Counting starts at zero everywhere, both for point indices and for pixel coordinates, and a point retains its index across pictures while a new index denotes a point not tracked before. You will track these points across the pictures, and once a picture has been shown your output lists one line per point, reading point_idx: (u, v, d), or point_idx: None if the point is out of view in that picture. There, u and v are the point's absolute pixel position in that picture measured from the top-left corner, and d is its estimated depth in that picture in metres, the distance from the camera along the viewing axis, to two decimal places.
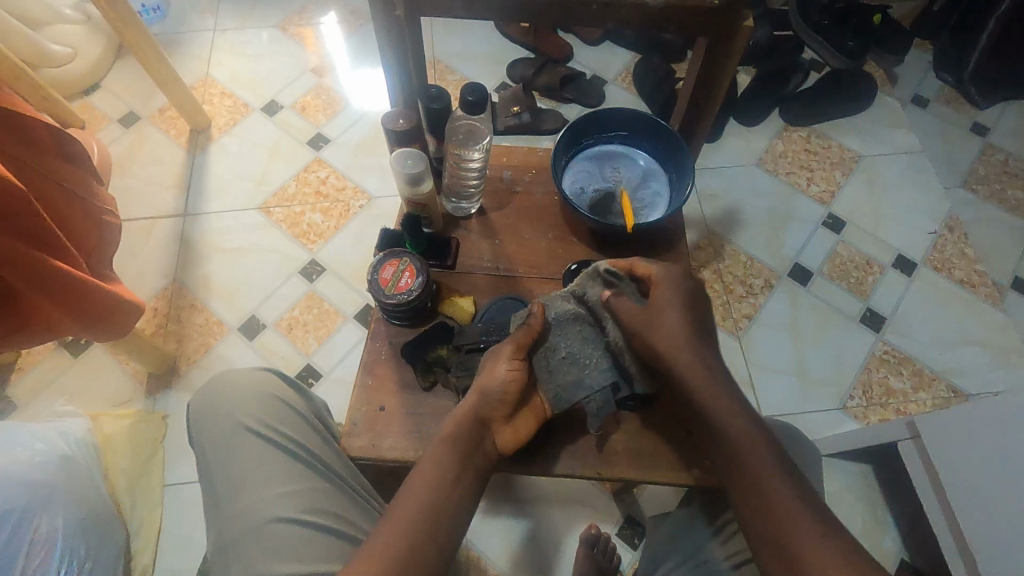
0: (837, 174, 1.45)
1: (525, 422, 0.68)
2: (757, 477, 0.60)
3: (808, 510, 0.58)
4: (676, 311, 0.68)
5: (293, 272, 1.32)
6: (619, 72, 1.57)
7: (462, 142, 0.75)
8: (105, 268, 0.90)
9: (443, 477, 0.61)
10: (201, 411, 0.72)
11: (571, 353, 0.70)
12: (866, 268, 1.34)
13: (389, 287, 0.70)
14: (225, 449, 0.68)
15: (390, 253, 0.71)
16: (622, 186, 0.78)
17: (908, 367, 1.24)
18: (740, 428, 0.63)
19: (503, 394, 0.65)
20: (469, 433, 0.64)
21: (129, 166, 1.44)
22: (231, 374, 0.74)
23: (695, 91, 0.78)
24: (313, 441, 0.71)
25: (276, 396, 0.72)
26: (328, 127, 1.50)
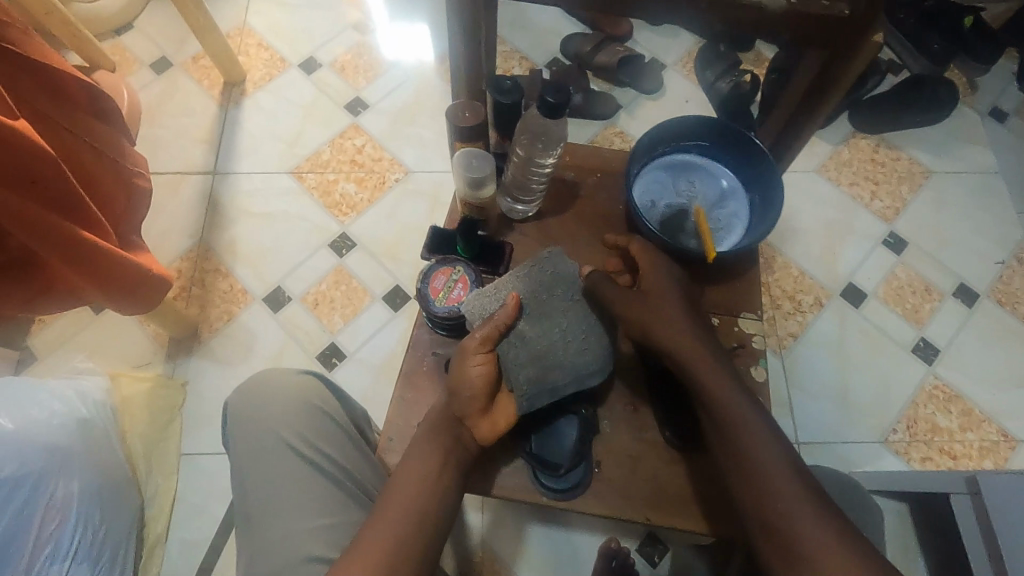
0: (903, 190, 1.36)
1: (505, 411, 0.63)
2: (747, 457, 0.57)
3: (801, 491, 0.55)
4: (668, 288, 0.65)
5: (322, 244, 1.27)
6: (680, 57, 1.46)
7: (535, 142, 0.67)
8: (134, 234, 0.85)
9: (425, 478, 0.59)
10: (238, 418, 0.70)
11: (522, 332, 0.64)
12: (924, 294, 1.26)
13: (440, 297, 0.67)
14: (262, 467, 0.66)
15: (443, 261, 0.68)
16: (697, 203, 0.71)
17: (957, 406, 1.17)
18: (742, 420, 0.59)
19: (473, 389, 0.61)
20: (447, 428, 0.62)
21: (160, 115, 1.38)
22: (276, 377, 0.72)
23: (797, 110, 0.66)
24: (353, 463, 0.70)
25: (320, 410, 0.71)
26: (367, 91, 1.42)
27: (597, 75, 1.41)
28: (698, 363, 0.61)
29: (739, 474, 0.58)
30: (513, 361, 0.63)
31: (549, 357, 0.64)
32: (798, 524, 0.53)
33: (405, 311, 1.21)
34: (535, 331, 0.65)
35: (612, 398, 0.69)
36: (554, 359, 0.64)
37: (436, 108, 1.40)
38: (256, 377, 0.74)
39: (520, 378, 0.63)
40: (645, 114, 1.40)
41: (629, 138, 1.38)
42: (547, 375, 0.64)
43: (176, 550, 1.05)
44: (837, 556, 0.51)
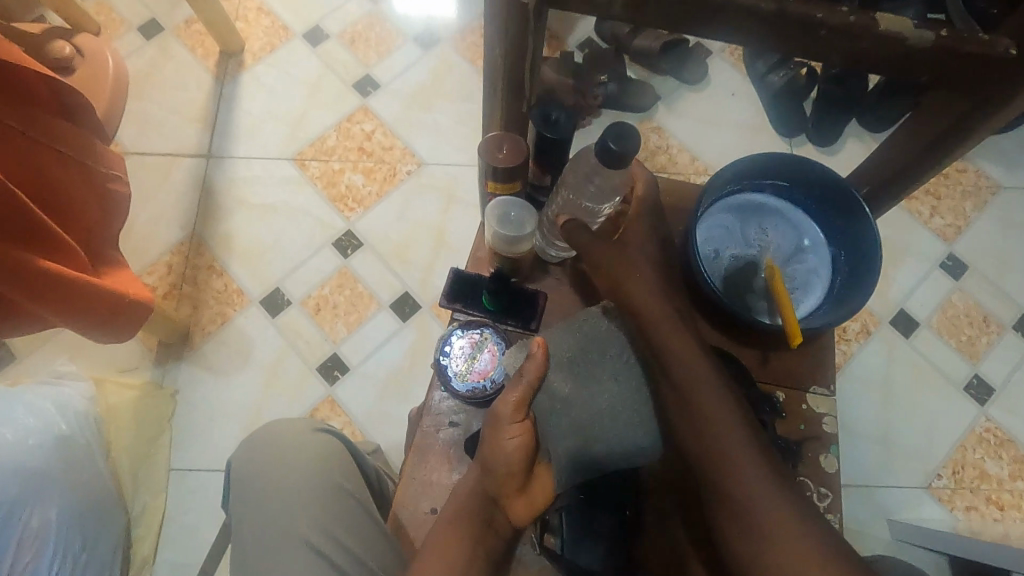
0: (967, 206, 1.23)
1: (543, 488, 0.52)
2: (710, 428, 0.51)
3: (766, 466, 0.50)
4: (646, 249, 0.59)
5: (326, 242, 1.16)
6: (728, 43, 1.31)
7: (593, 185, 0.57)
8: (110, 247, 0.74)
9: (450, 575, 0.49)
10: (242, 493, 0.59)
11: (564, 396, 0.51)
12: (982, 326, 1.15)
13: (462, 372, 0.59)
14: (268, 559, 0.55)
15: (467, 329, 0.60)
16: (768, 256, 0.60)
17: (1009, 451, 1.08)
18: (702, 385, 0.52)
19: (510, 467, 0.50)
20: (477, 511, 0.51)
21: (149, 88, 1.25)
22: (284, 440, 0.60)
23: (931, 142, 0.55)
24: (371, 552, 0.58)
25: (333, 484, 0.59)
26: (378, 69, 1.28)
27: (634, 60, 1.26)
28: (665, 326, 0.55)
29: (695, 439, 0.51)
30: (552, 431, 0.51)
31: (596, 430, 0.50)
32: (759, 497, 0.48)
33: (413, 322, 1.11)
34: (579, 394, 0.51)
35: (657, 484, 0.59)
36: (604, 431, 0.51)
37: (454, 92, 1.26)
38: (261, 434, 0.63)
39: (558, 452, 0.50)
40: (687, 108, 1.26)
41: (668, 134, 1.24)
42: (592, 447, 0.51)
43: (164, 573, 0.99)
44: (794, 531, 0.46)
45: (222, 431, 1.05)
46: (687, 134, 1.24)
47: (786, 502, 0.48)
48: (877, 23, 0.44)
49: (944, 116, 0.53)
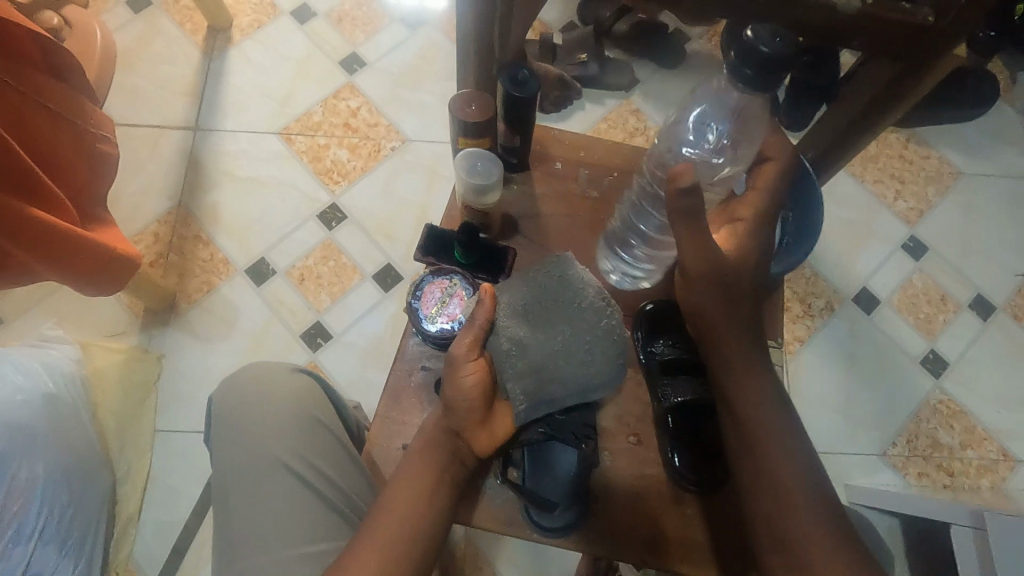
0: (929, 191, 1.28)
1: (503, 421, 0.55)
2: (765, 450, 0.55)
3: (812, 485, 0.54)
4: (740, 268, 0.58)
5: (311, 215, 1.19)
6: (706, 30, 1.35)
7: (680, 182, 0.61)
8: (98, 206, 0.77)
9: (419, 496, 0.53)
10: (222, 427, 0.61)
11: (519, 339, 0.55)
12: (940, 304, 1.21)
13: (432, 314, 0.60)
14: (248, 485, 0.58)
15: (437, 273, 0.62)
16: (723, 219, 0.64)
17: (960, 422, 1.14)
18: (755, 393, 0.56)
19: (470, 402, 0.53)
20: (442, 443, 0.55)
21: (137, 61, 1.27)
22: (265, 374, 0.63)
23: (867, 106, 0.60)
24: (348, 477, 0.61)
25: (313, 415, 0.62)
26: (365, 48, 1.30)
27: (614, 43, 1.31)
28: (731, 349, 0.57)
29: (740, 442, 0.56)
30: (509, 369, 0.55)
31: (550, 369, 0.54)
32: (800, 517, 0.52)
33: (395, 293, 1.15)
34: (532, 337, 0.55)
35: (613, 429, 0.61)
36: (555, 370, 0.55)
37: (440, 72, 1.29)
38: (243, 371, 0.65)
39: (515, 390, 0.54)
40: (665, 91, 1.30)
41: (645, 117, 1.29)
42: (545, 387, 0.54)
43: (148, 531, 1.02)
44: (831, 550, 0.51)
45: (207, 395, 1.08)
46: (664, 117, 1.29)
47: (825, 520, 0.52)
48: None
49: (875, 82, 0.58)
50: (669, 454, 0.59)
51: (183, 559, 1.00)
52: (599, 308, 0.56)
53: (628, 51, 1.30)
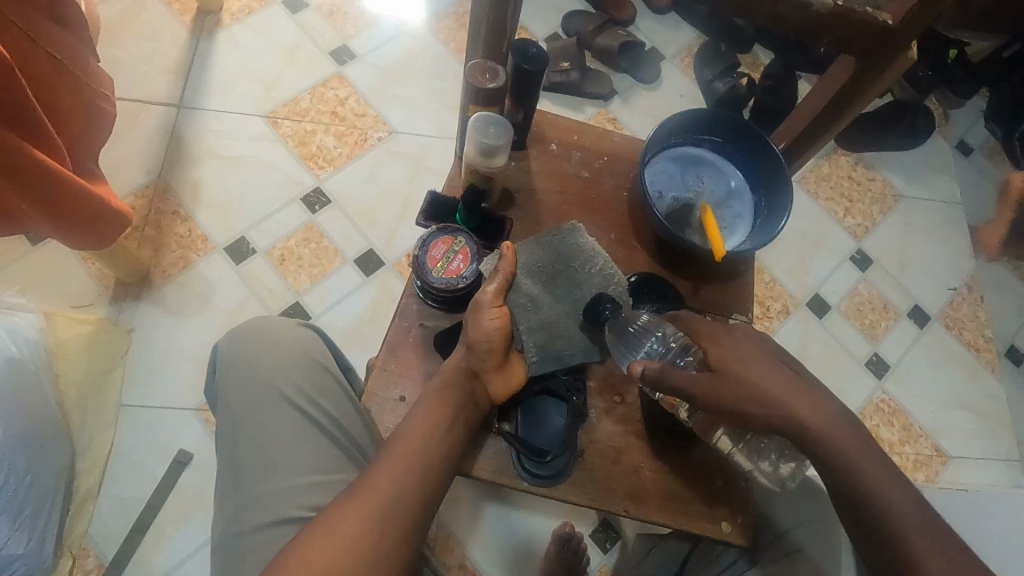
0: (874, 210, 1.40)
1: (517, 370, 0.61)
2: (875, 505, 0.55)
3: (922, 520, 0.54)
4: (751, 360, 0.59)
5: (294, 198, 1.19)
6: (680, 50, 1.45)
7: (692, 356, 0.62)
8: (89, 160, 0.77)
9: (436, 429, 0.57)
10: (230, 365, 0.63)
11: (533, 296, 0.61)
12: (882, 312, 1.31)
13: (438, 266, 0.63)
14: (256, 419, 0.61)
15: (445, 230, 0.64)
16: (703, 200, 0.70)
17: (900, 420, 1.24)
18: (851, 453, 0.56)
19: (491, 344, 0.58)
20: (460, 384, 0.59)
21: (122, 36, 1.26)
22: (272, 324, 0.65)
23: (837, 97, 0.67)
24: (351, 421, 0.64)
25: (319, 362, 0.65)
26: (355, 41, 1.33)
27: (595, 55, 1.38)
28: (811, 417, 0.56)
29: (845, 506, 0.56)
30: (525, 325, 0.60)
31: (559, 325, 0.61)
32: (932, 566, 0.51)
33: (376, 277, 1.16)
34: (545, 295, 0.62)
35: (598, 388, 0.65)
36: (563, 328, 0.62)
37: (427, 69, 1.33)
38: (248, 322, 0.67)
39: (529, 342, 0.60)
40: (641, 103, 1.39)
41: (622, 126, 1.36)
42: (554, 341, 0.61)
43: (107, 507, 0.98)
44: None
45: (178, 370, 1.06)
46: (639, 127, 1.37)
47: (948, 555, 0.52)
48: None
49: (845, 74, 0.65)
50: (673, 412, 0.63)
51: (144, 537, 0.97)
52: (607, 275, 0.63)
53: (608, 63, 1.38)
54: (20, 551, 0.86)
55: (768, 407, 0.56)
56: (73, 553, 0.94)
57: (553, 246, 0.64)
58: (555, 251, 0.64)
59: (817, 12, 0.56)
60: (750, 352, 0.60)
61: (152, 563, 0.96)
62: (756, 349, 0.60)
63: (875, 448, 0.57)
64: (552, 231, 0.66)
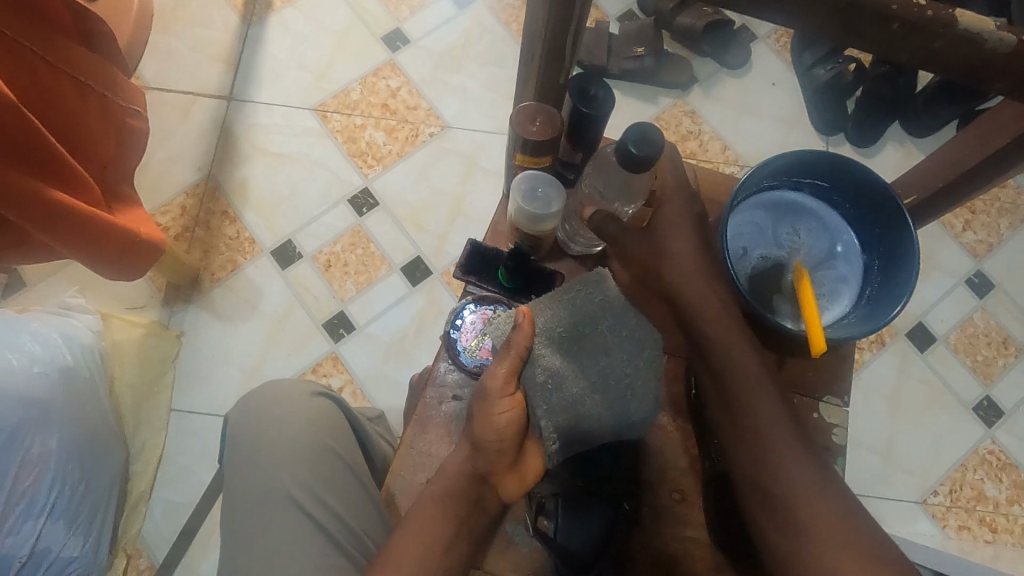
0: (1002, 224, 1.19)
1: (534, 463, 0.53)
2: (754, 419, 0.53)
3: (797, 443, 0.53)
4: (684, 237, 0.57)
5: (341, 199, 1.14)
6: (775, 29, 1.26)
7: (611, 180, 0.58)
8: (124, 182, 0.73)
9: (434, 545, 0.51)
10: (240, 449, 0.61)
11: (555, 370, 0.52)
12: (1001, 347, 1.12)
13: (471, 347, 0.58)
14: (259, 510, 0.58)
15: (481, 304, 0.60)
16: (798, 258, 0.57)
17: (1010, 476, 1.07)
18: (739, 355, 0.55)
19: (502, 441, 0.51)
20: (465, 489, 0.52)
21: (174, 22, 1.21)
22: (280, 404, 0.62)
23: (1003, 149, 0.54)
24: (358, 515, 0.60)
25: (327, 448, 0.61)
26: (410, 24, 1.23)
27: (674, 37, 1.22)
28: (710, 311, 0.55)
29: (741, 449, 0.54)
30: (542, 408, 0.51)
31: (585, 407, 0.51)
32: (800, 490, 0.51)
33: (422, 289, 1.10)
34: (569, 369, 0.52)
35: (656, 481, 0.58)
36: (593, 410, 0.51)
37: (486, 55, 1.22)
38: (256, 397, 0.64)
39: (547, 427, 0.51)
40: (724, 94, 1.22)
41: (701, 120, 1.20)
42: (579, 423, 0.51)
43: (158, 509, 1.00)
44: (830, 524, 0.50)
45: (226, 377, 1.06)
46: (721, 122, 1.20)
47: (816, 486, 0.51)
48: (955, 19, 0.41)
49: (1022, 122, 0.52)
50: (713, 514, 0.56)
51: (192, 542, 0.99)
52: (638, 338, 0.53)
53: (689, 47, 1.21)
54: (76, 554, 0.89)
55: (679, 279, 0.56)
56: (127, 552, 0.98)
57: (577, 296, 0.54)
58: (569, 300, 0.54)
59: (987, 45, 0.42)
60: (682, 222, 0.58)
61: (199, 568, 0.98)
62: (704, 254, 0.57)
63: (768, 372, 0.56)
64: (573, 283, 0.56)
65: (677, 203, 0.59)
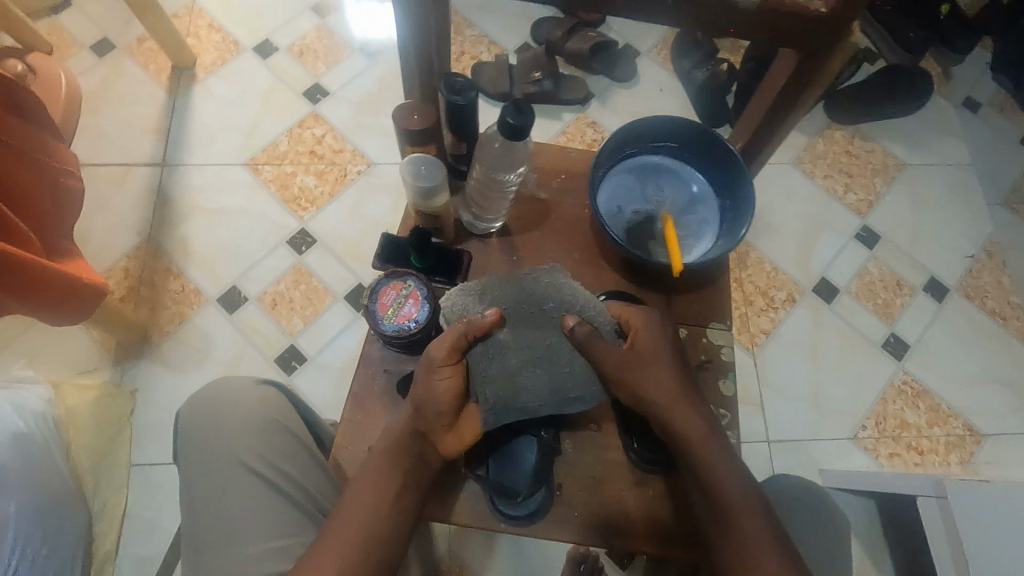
0: (877, 182, 1.34)
1: (471, 424, 0.58)
2: (741, 534, 0.55)
3: (778, 553, 0.54)
4: (662, 356, 0.61)
5: (281, 241, 1.20)
6: (655, 44, 1.42)
7: (500, 157, 0.63)
8: (62, 239, 0.78)
9: (384, 496, 0.57)
10: (193, 430, 0.63)
11: (500, 340, 0.60)
12: (896, 289, 1.25)
13: (388, 315, 0.61)
14: (217, 483, 0.61)
15: (392, 274, 0.62)
16: (665, 209, 0.67)
17: (925, 402, 1.17)
18: (722, 473, 0.58)
19: (441, 405, 0.56)
20: (409, 446, 0.58)
21: (103, 103, 1.29)
22: (230, 388, 0.65)
23: (779, 99, 0.60)
24: (315, 480, 0.64)
25: (278, 424, 0.65)
26: (328, 78, 1.34)
27: (568, 61, 1.36)
28: (693, 434, 0.59)
29: (713, 509, 0.57)
30: (482, 371, 0.59)
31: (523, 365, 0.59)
32: None
33: None
34: (512, 340, 0.60)
35: (577, 417, 0.65)
36: (536, 365, 0.60)
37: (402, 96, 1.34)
38: (205, 388, 0.67)
39: (486, 391, 0.58)
40: (619, 104, 1.36)
41: (602, 129, 1.34)
42: (521, 388, 0.59)
43: (129, 566, 1.01)
44: None
45: None
46: None
47: None
48: None
49: (785, 72, 0.58)
50: (630, 441, 0.63)
51: None
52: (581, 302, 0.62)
53: (582, 68, 1.36)
54: None
55: (662, 407, 0.59)
56: None
57: (520, 280, 0.63)
58: (517, 289, 0.62)
59: (736, 3, 0.50)
60: (658, 346, 0.61)
61: None
62: (682, 382, 0.61)
63: (753, 487, 0.58)
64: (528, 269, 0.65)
65: (652, 329, 0.61)
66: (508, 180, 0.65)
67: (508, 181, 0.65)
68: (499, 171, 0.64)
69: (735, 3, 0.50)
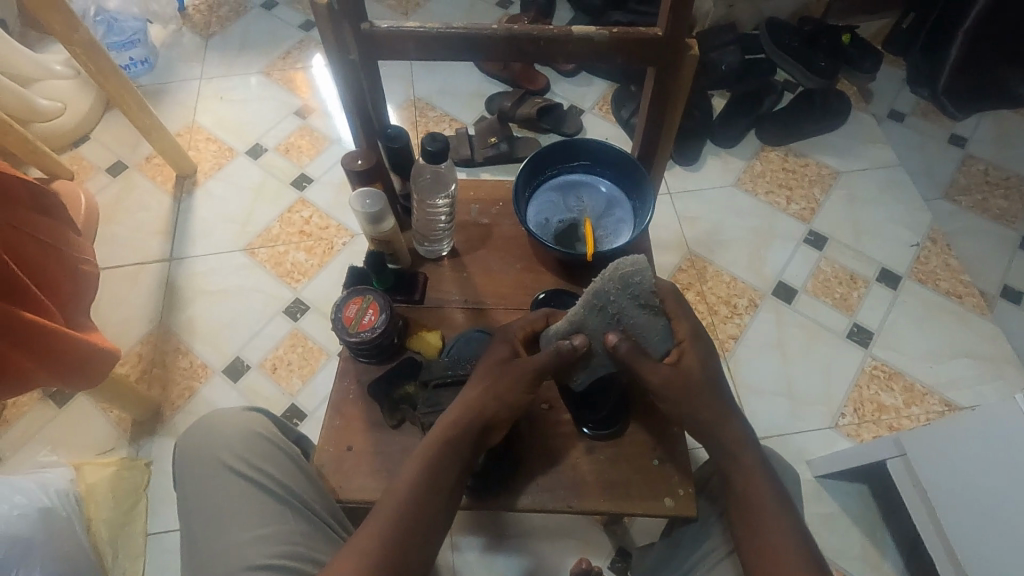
0: (815, 191, 1.46)
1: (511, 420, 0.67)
2: (765, 537, 0.60)
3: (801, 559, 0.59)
4: (705, 381, 0.67)
5: (277, 311, 1.32)
6: (595, 102, 1.61)
7: (430, 184, 0.79)
8: (82, 316, 0.90)
9: (432, 487, 0.61)
10: (184, 447, 0.71)
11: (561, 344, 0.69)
12: (851, 283, 1.33)
13: (351, 327, 0.72)
14: (205, 487, 0.67)
15: (353, 292, 0.74)
16: (585, 215, 0.79)
17: (899, 383, 1.22)
18: (750, 484, 0.63)
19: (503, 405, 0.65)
20: (464, 441, 0.63)
21: (117, 214, 1.46)
22: (215, 408, 0.73)
23: (654, 111, 0.75)
24: (292, 475, 0.68)
25: (256, 430, 0.71)
26: (311, 167, 1.52)
27: (521, 125, 1.54)
28: (727, 450, 0.65)
29: (739, 511, 0.63)
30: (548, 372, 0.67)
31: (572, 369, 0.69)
32: None
33: None
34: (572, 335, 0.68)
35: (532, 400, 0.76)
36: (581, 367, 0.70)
37: None
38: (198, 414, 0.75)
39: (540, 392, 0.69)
40: None
41: None
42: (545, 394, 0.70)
43: None
44: None
45: None
46: None
47: None
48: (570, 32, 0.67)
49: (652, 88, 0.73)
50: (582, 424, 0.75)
51: None
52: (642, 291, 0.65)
53: (533, 129, 1.53)
54: None
55: (701, 421, 0.66)
56: None
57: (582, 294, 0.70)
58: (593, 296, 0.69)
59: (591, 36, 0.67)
60: (700, 367, 0.67)
61: None
62: (723, 406, 0.67)
63: (784, 502, 0.63)
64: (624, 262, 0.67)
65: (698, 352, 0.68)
66: (440, 204, 0.79)
67: (442, 206, 0.79)
68: (430, 197, 0.79)
69: (590, 35, 0.67)
